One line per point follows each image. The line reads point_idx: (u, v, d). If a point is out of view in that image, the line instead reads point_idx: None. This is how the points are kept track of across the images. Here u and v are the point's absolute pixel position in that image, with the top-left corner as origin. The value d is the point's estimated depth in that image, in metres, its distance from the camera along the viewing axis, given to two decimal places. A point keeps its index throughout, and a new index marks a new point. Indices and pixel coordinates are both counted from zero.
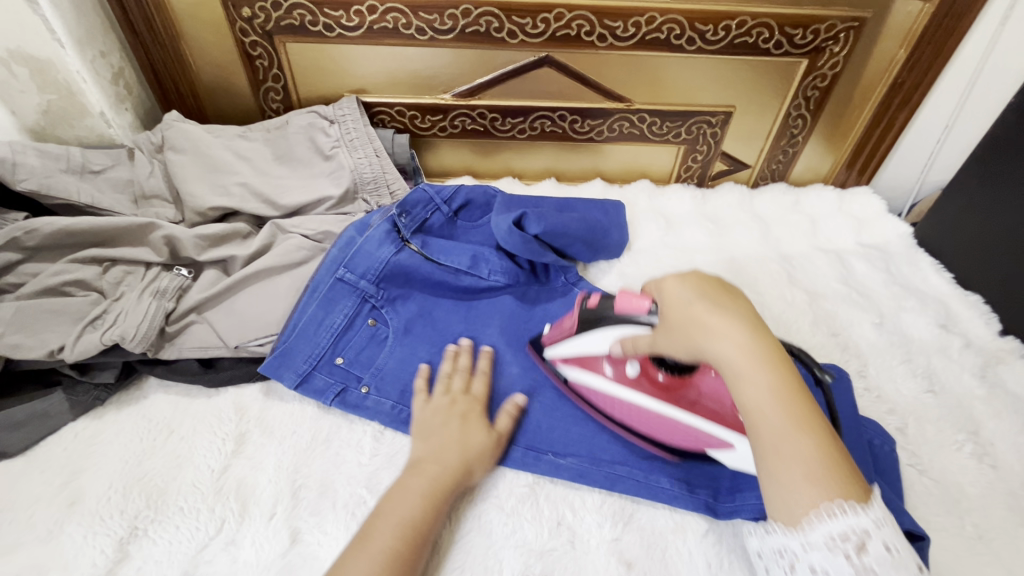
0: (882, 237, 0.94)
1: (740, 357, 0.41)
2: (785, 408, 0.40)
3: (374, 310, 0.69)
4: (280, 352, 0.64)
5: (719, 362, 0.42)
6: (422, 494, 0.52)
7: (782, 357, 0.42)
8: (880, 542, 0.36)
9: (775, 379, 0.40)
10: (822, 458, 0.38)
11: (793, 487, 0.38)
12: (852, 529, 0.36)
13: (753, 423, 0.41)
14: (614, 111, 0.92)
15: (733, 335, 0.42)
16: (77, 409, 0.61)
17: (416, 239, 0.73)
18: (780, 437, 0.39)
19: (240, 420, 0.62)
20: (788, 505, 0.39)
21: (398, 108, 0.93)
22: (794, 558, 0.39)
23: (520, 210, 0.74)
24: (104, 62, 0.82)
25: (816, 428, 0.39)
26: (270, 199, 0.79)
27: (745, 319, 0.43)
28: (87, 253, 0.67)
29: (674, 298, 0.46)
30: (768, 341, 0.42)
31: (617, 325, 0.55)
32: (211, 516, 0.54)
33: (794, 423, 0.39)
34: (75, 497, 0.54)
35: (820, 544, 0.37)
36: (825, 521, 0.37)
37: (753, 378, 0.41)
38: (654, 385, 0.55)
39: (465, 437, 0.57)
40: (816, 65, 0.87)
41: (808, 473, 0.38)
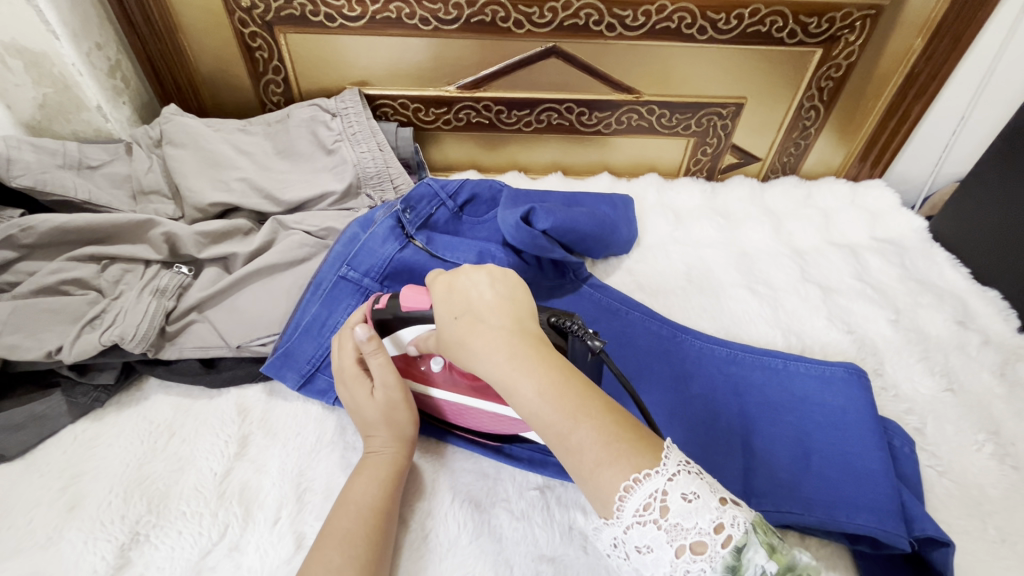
0: (896, 231, 0.92)
1: (501, 365, 0.41)
2: (554, 403, 0.39)
3: None
4: (284, 352, 0.63)
5: (490, 381, 0.42)
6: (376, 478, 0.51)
7: (545, 351, 0.42)
8: (678, 494, 0.35)
9: (540, 376, 0.40)
10: (609, 439, 0.37)
11: (591, 476, 0.37)
12: (649, 496, 0.35)
13: (537, 427, 0.40)
14: (622, 103, 0.90)
15: (490, 350, 0.42)
16: (75, 411, 0.60)
17: (421, 235, 0.71)
18: (561, 434, 0.38)
19: (244, 422, 0.61)
20: (597, 496, 0.37)
21: (401, 101, 0.91)
22: (623, 546, 0.36)
23: (529, 204, 0.72)
24: (100, 54, 0.80)
25: (594, 412, 0.39)
26: (271, 194, 0.77)
27: (501, 326, 0.43)
28: (84, 251, 0.65)
29: (443, 320, 0.46)
30: (526, 339, 0.42)
31: (408, 322, 0.54)
32: (214, 520, 0.53)
33: (567, 415, 0.38)
34: (75, 501, 0.53)
35: (633, 523, 0.35)
36: (627, 497, 0.35)
37: (519, 386, 0.40)
38: (460, 379, 0.55)
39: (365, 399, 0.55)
40: (831, 54, 0.85)
41: (597, 456, 0.37)
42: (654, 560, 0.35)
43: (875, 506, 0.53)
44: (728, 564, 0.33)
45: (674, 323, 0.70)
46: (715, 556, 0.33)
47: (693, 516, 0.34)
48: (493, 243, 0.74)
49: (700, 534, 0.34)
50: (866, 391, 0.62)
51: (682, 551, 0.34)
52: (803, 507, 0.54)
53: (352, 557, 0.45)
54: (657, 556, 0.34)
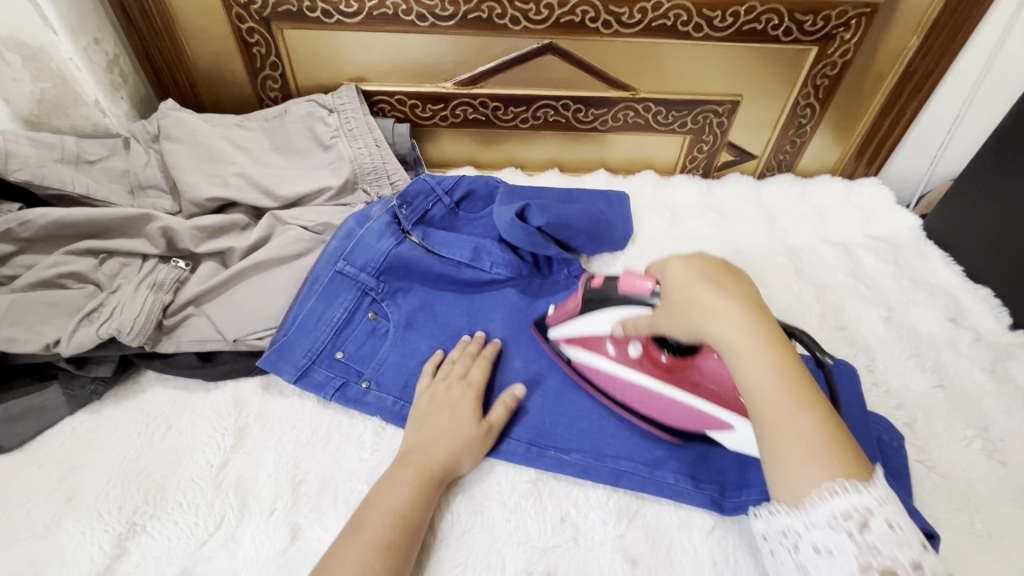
0: (890, 229, 0.92)
1: (739, 334, 0.41)
2: (784, 384, 0.39)
3: (375, 303, 0.68)
4: (280, 346, 0.63)
5: (718, 341, 0.42)
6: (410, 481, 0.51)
7: (780, 337, 0.42)
8: (883, 520, 0.35)
9: (776, 358, 0.40)
10: (823, 435, 0.38)
11: (794, 465, 0.37)
12: (853, 508, 0.35)
13: (752, 403, 0.40)
14: (618, 100, 0.91)
15: (733, 313, 0.42)
16: (73, 403, 0.60)
17: (417, 231, 0.72)
18: (779, 415, 0.39)
19: (240, 415, 0.61)
20: (789, 484, 0.38)
21: (398, 97, 0.91)
22: (796, 538, 0.38)
23: (524, 201, 0.73)
24: (99, 49, 0.80)
25: (818, 407, 0.39)
26: (268, 189, 0.78)
27: (743, 298, 0.43)
28: (82, 245, 0.66)
29: (679, 280, 0.46)
30: (768, 322, 0.42)
31: (618, 306, 0.56)
32: (210, 511, 0.53)
33: (794, 402, 0.39)
34: (72, 492, 0.54)
35: (822, 524, 0.36)
36: (827, 500, 0.36)
37: (751, 356, 0.40)
38: (655, 365, 0.56)
39: (453, 427, 0.56)
40: (826, 52, 0.85)
41: (808, 448, 0.37)
42: (829, 564, 0.36)
43: None
44: None
45: None
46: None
47: (893, 544, 0.35)
48: (489, 239, 0.74)
49: (892, 562, 0.34)
50: (856, 386, 0.62)
51: (867, 567, 0.34)
52: None
53: (384, 565, 0.46)
54: (835, 561, 0.35)
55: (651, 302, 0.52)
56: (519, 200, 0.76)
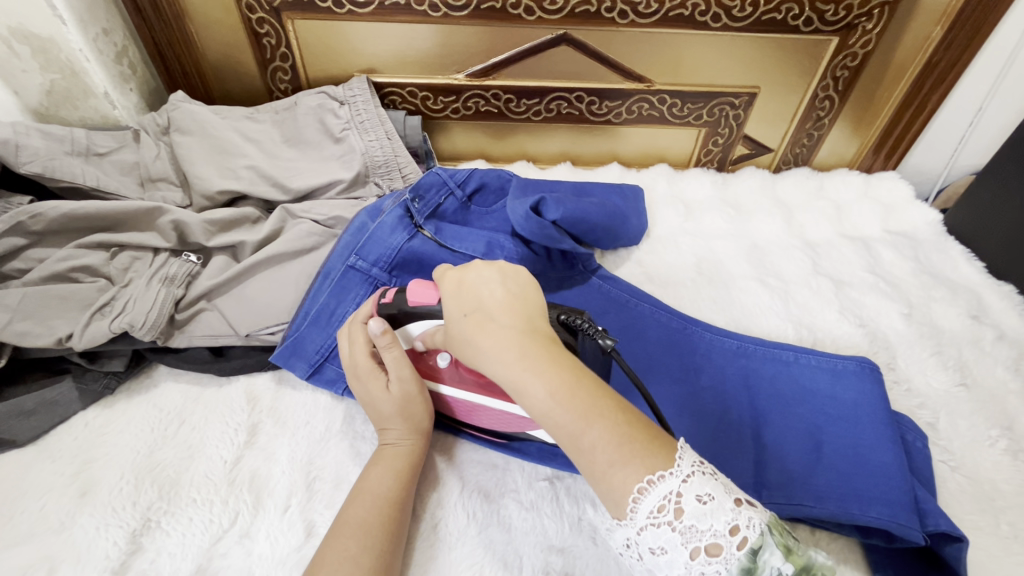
0: (909, 224, 0.90)
1: (512, 365, 0.40)
2: (565, 403, 0.39)
3: None
4: (292, 342, 0.62)
5: (498, 378, 0.41)
6: (391, 469, 0.51)
7: (553, 351, 0.41)
8: (692, 496, 0.35)
9: (552, 378, 0.39)
10: (621, 437, 0.38)
11: (606, 476, 0.38)
12: (663, 498, 0.36)
13: (548, 428, 0.40)
14: (633, 92, 0.89)
15: (503, 347, 0.41)
16: (86, 398, 0.60)
17: (429, 225, 0.71)
18: (575, 435, 0.39)
19: (253, 410, 0.61)
20: (611, 496, 0.38)
21: (409, 89, 0.90)
22: (637, 546, 0.37)
23: (538, 195, 0.71)
24: (107, 40, 0.79)
25: (605, 410, 0.39)
26: (279, 182, 0.77)
27: (511, 321, 0.43)
28: (94, 239, 0.65)
29: (452, 322, 0.45)
30: (536, 338, 0.42)
31: (411, 318, 0.54)
32: (224, 507, 0.53)
33: (582, 415, 0.39)
34: (87, 487, 0.53)
35: (648, 523, 0.36)
36: (643, 496, 0.36)
37: (531, 389, 0.39)
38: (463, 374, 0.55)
39: (375, 403, 0.54)
40: (847, 43, 0.83)
41: (610, 456, 0.38)
42: (668, 562, 0.35)
43: (886, 497, 0.52)
44: (745, 567, 0.34)
45: (683, 315, 0.70)
46: (730, 558, 0.34)
47: (708, 518, 0.35)
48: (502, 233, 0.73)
49: (714, 537, 0.34)
50: (877, 386, 0.61)
51: (697, 552, 0.34)
52: (815, 500, 0.54)
53: (367, 547, 0.45)
54: (672, 556, 0.35)
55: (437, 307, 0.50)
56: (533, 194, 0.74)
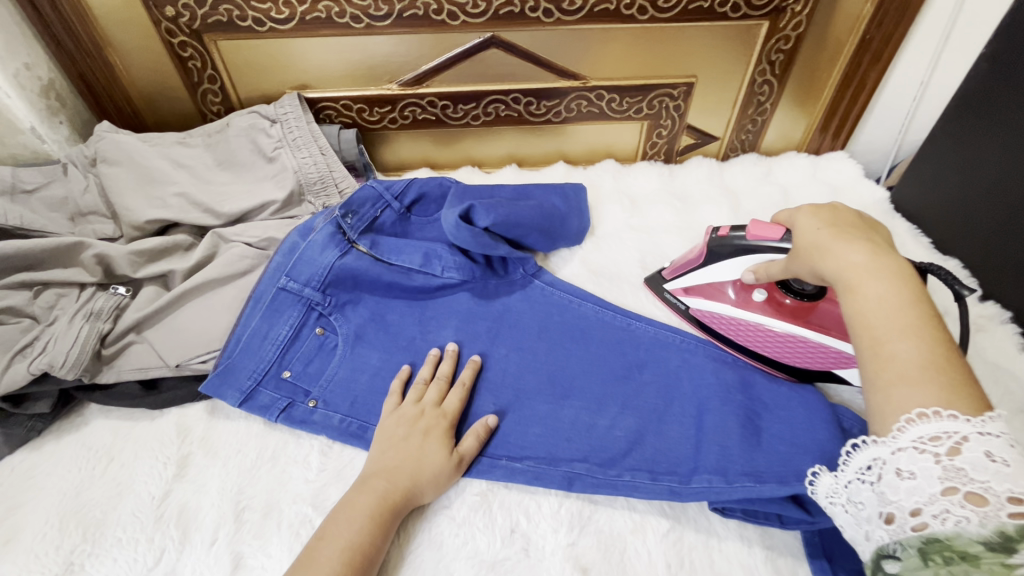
0: (857, 204, 0.90)
1: (857, 266, 0.45)
2: (891, 315, 0.41)
3: (323, 318, 0.67)
4: (223, 369, 0.62)
5: (837, 274, 0.46)
6: (368, 513, 0.50)
7: (909, 276, 0.44)
8: (980, 450, 0.35)
9: (891, 289, 0.42)
10: (929, 362, 0.39)
11: (886, 385, 0.39)
12: (944, 431, 0.35)
13: (856, 327, 0.43)
14: (569, 90, 0.88)
15: (862, 250, 0.46)
16: (11, 441, 0.59)
17: (364, 240, 0.70)
18: (878, 339, 0.41)
19: (183, 442, 0.60)
20: (880, 405, 0.39)
21: (344, 102, 0.89)
22: (880, 468, 0.38)
23: (470, 201, 0.70)
24: (31, 75, 0.78)
25: (924, 336, 0.40)
26: (210, 207, 0.76)
27: (868, 241, 0.47)
28: (16, 278, 0.64)
29: (808, 231, 0.51)
30: (894, 260, 0.45)
31: (747, 252, 0.61)
32: (151, 545, 0.52)
33: (904, 326, 0.40)
34: (10, 534, 0.53)
35: (909, 446, 0.36)
36: (916, 423, 0.37)
37: (866, 287, 0.43)
38: (781, 308, 0.64)
39: (422, 454, 0.54)
40: (778, 26, 0.82)
41: (906, 370, 0.39)
42: (910, 488, 0.36)
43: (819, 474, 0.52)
44: (1004, 533, 0.32)
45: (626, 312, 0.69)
46: (992, 517, 0.33)
47: (988, 474, 0.34)
48: (440, 242, 0.72)
49: (984, 491, 0.34)
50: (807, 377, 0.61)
51: (952, 491, 0.34)
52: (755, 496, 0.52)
53: None
54: (920, 484, 0.35)
55: (782, 247, 0.57)
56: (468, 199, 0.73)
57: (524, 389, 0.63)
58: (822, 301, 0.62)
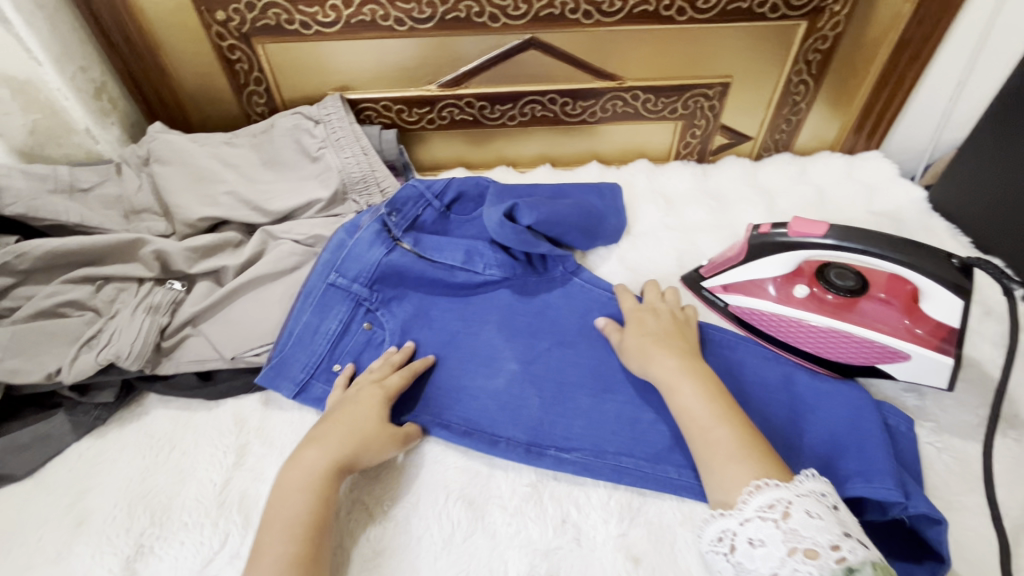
0: (894, 203, 0.89)
1: (671, 369, 0.56)
2: (710, 405, 0.52)
3: (369, 313, 0.69)
4: (277, 362, 0.64)
5: (659, 376, 0.56)
6: (305, 486, 0.51)
7: (708, 374, 0.56)
8: (802, 509, 0.42)
9: (699, 385, 0.54)
10: (740, 443, 0.49)
11: (721, 465, 0.48)
12: (774, 499, 0.44)
13: (685, 419, 0.53)
14: (605, 90, 0.89)
15: (672, 353, 0.58)
16: (79, 429, 0.61)
17: (408, 237, 0.72)
18: (705, 427, 0.51)
19: (241, 431, 0.62)
20: (719, 482, 0.48)
21: (384, 103, 0.91)
22: (733, 538, 0.45)
23: (513, 200, 0.72)
24: (85, 78, 0.81)
25: (734, 423, 0.51)
26: (259, 205, 0.78)
27: (676, 345, 0.59)
28: (79, 273, 0.67)
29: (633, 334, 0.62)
30: (699, 365, 0.57)
31: (790, 249, 0.62)
32: (215, 529, 0.54)
33: (714, 415, 0.51)
34: (82, 517, 0.55)
35: (754, 516, 0.44)
36: (753, 495, 0.45)
37: (683, 387, 0.54)
38: (823, 304, 0.65)
39: (360, 421, 0.56)
40: (816, 26, 0.83)
41: (729, 450, 0.48)
42: (764, 554, 0.42)
43: (868, 467, 0.52)
44: None
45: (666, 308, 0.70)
46: (826, 566, 0.40)
47: (811, 529, 0.41)
48: (482, 240, 0.74)
49: (813, 544, 0.41)
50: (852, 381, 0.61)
51: (793, 551, 0.41)
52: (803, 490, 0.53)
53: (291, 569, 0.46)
54: (767, 548, 0.42)
55: (828, 244, 0.59)
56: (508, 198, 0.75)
57: (567, 384, 0.64)
58: (863, 299, 0.64)
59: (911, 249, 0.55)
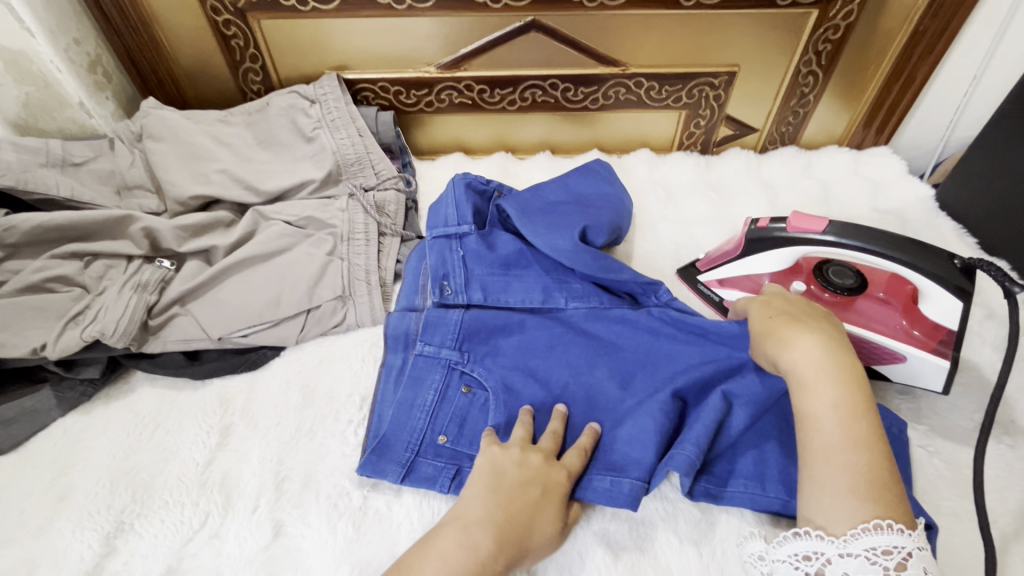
0: (900, 201, 0.87)
1: (809, 363, 0.47)
2: (845, 419, 0.44)
3: (465, 375, 0.60)
4: (377, 447, 0.56)
5: (793, 368, 0.47)
6: (453, 572, 0.42)
7: (858, 377, 0.46)
8: (919, 566, 0.39)
9: (842, 392, 0.45)
10: (870, 476, 0.41)
11: (833, 493, 0.41)
12: (894, 546, 0.39)
13: (809, 429, 0.45)
14: (608, 76, 0.87)
15: (814, 343, 0.48)
16: (64, 404, 0.61)
17: (474, 291, 0.67)
18: (835, 445, 0.43)
19: (225, 413, 0.62)
20: (821, 504, 0.42)
21: (381, 84, 0.89)
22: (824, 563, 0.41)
23: (580, 222, 0.70)
24: (79, 50, 0.79)
25: (874, 448, 0.42)
26: (251, 184, 0.77)
27: (818, 329, 0.49)
28: (67, 248, 0.66)
29: (757, 315, 0.54)
30: (847, 357, 0.47)
31: (787, 244, 0.60)
32: (196, 509, 0.54)
33: (850, 438, 0.43)
34: (64, 492, 0.55)
35: (860, 555, 0.39)
36: (867, 535, 0.39)
37: (820, 389, 0.45)
38: (819, 302, 0.64)
39: (532, 514, 0.47)
40: (828, 15, 0.80)
41: (848, 484, 0.41)
42: None
43: None
44: None
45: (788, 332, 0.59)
46: None
47: None
48: (551, 273, 0.68)
49: None
50: None
51: None
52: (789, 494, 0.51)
53: None
54: None
55: (827, 240, 0.57)
56: (570, 216, 0.71)
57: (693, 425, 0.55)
58: (861, 298, 0.63)
59: (915, 249, 0.54)
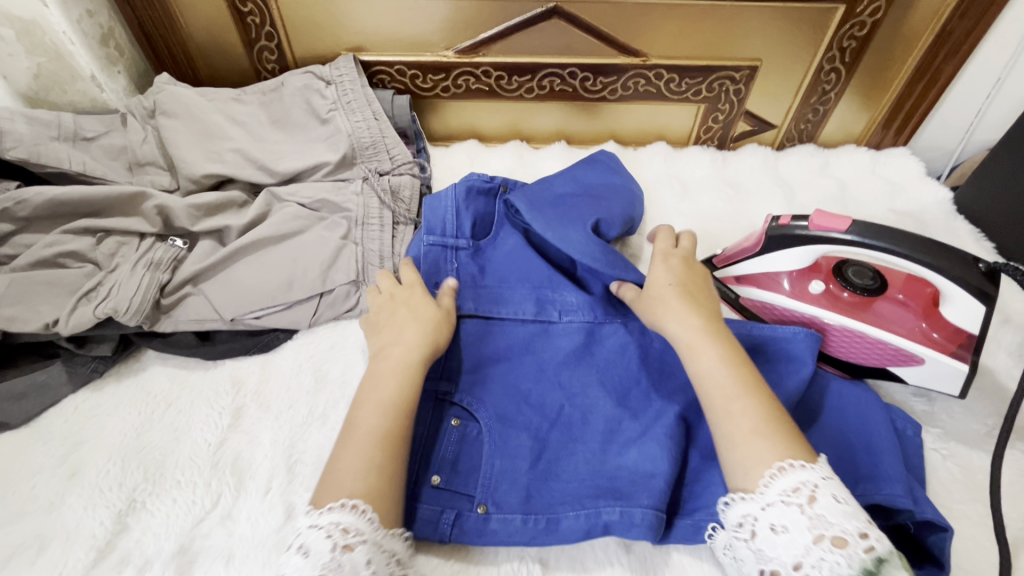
0: (918, 202, 0.87)
1: (692, 331, 0.51)
2: (732, 372, 0.47)
3: (456, 407, 0.58)
4: None
5: (679, 337, 0.51)
6: (380, 397, 0.50)
7: (732, 341, 0.50)
8: (829, 493, 0.39)
9: (725, 352, 0.49)
10: (768, 417, 0.44)
11: (742, 441, 0.43)
12: (800, 482, 0.39)
13: (706, 387, 0.47)
14: (628, 67, 0.86)
15: (691, 317, 0.52)
16: (75, 381, 0.61)
17: (467, 304, 0.64)
18: (728, 397, 0.46)
19: (237, 394, 0.61)
20: (736, 457, 0.43)
21: (398, 67, 0.88)
22: (753, 525, 0.40)
23: (594, 214, 0.69)
24: (92, 22, 0.78)
25: (761, 393, 0.46)
26: (265, 165, 0.76)
27: (699, 303, 0.54)
28: (79, 224, 0.66)
29: (659, 279, 0.57)
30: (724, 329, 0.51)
31: (808, 243, 0.60)
32: (208, 489, 0.54)
33: (737, 385, 0.46)
34: (76, 468, 0.55)
35: (777, 501, 0.40)
36: (777, 477, 0.40)
37: (705, 351, 0.49)
38: (837, 301, 0.63)
39: (417, 313, 0.58)
40: (854, 10, 0.79)
41: (752, 424, 0.44)
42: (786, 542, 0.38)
43: (878, 474, 0.50)
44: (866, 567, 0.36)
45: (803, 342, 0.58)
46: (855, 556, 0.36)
47: (839, 516, 0.38)
48: (547, 283, 0.65)
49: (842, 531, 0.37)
50: (863, 387, 0.59)
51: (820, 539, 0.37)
52: None
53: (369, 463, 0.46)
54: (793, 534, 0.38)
55: (849, 239, 0.56)
56: (581, 208, 0.70)
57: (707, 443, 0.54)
58: (879, 300, 0.63)
59: (941, 253, 0.53)
